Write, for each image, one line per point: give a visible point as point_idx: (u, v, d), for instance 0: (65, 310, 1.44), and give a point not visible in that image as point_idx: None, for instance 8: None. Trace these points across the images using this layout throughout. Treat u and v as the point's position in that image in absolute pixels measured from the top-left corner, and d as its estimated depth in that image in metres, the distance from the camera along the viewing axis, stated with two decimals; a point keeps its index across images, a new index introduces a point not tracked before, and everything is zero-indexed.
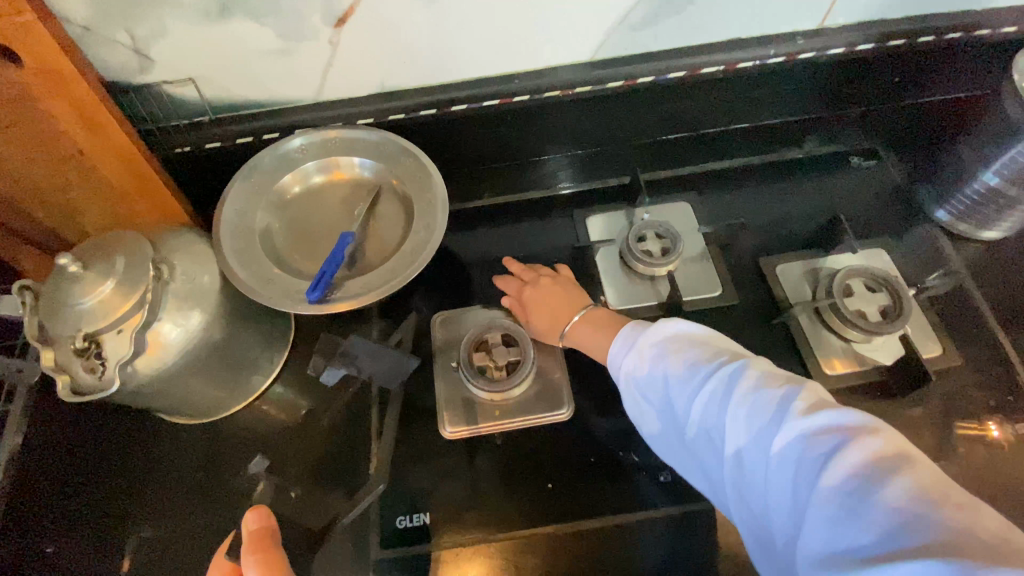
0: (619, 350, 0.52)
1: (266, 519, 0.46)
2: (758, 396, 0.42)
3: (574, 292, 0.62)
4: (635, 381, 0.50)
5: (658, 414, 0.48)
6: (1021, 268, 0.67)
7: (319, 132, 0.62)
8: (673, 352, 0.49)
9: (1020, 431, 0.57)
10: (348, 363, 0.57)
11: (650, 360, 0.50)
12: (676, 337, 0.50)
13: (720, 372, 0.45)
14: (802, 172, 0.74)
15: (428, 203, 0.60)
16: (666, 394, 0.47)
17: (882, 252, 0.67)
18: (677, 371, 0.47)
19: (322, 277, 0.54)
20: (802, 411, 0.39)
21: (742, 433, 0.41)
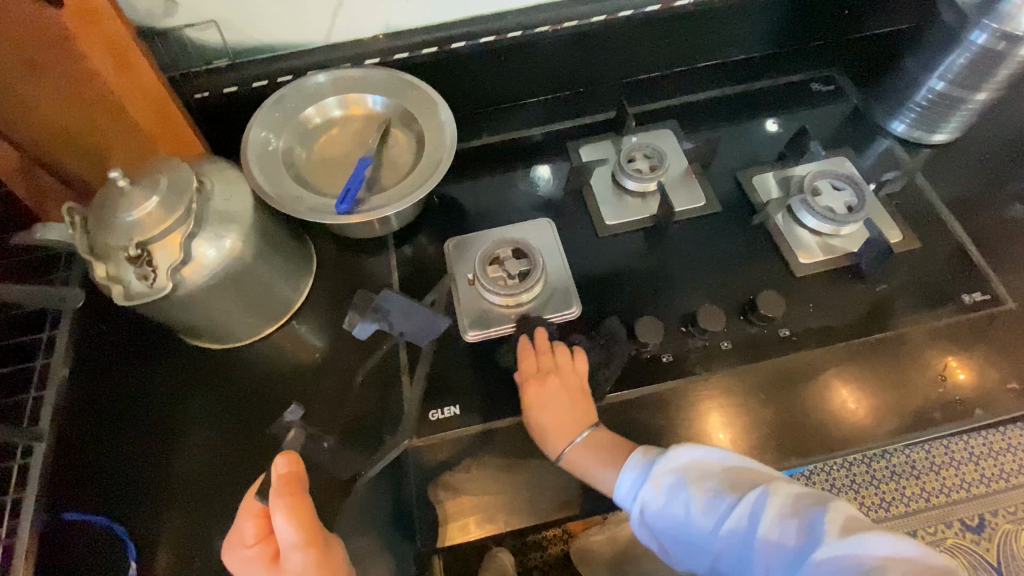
0: (631, 484, 0.53)
1: (294, 465, 0.51)
2: (783, 528, 0.45)
3: (583, 404, 0.59)
4: (655, 516, 0.52)
5: (680, 542, 0.51)
6: (969, 165, 0.75)
7: (335, 70, 0.66)
8: (690, 483, 0.51)
9: (972, 300, 0.65)
10: (382, 318, 0.63)
11: (667, 495, 0.51)
12: (688, 466, 0.52)
13: (744, 506, 0.48)
14: (771, 101, 0.81)
15: (438, 129, 0.65)
16: (692, 527, 0.50)
17: (844, 160, 0.74)
18: (699, 505, 0.50)
19: (349, 192, 0.60)
20: (830, 539, 0.43)
21: (780, 564, 0.45)
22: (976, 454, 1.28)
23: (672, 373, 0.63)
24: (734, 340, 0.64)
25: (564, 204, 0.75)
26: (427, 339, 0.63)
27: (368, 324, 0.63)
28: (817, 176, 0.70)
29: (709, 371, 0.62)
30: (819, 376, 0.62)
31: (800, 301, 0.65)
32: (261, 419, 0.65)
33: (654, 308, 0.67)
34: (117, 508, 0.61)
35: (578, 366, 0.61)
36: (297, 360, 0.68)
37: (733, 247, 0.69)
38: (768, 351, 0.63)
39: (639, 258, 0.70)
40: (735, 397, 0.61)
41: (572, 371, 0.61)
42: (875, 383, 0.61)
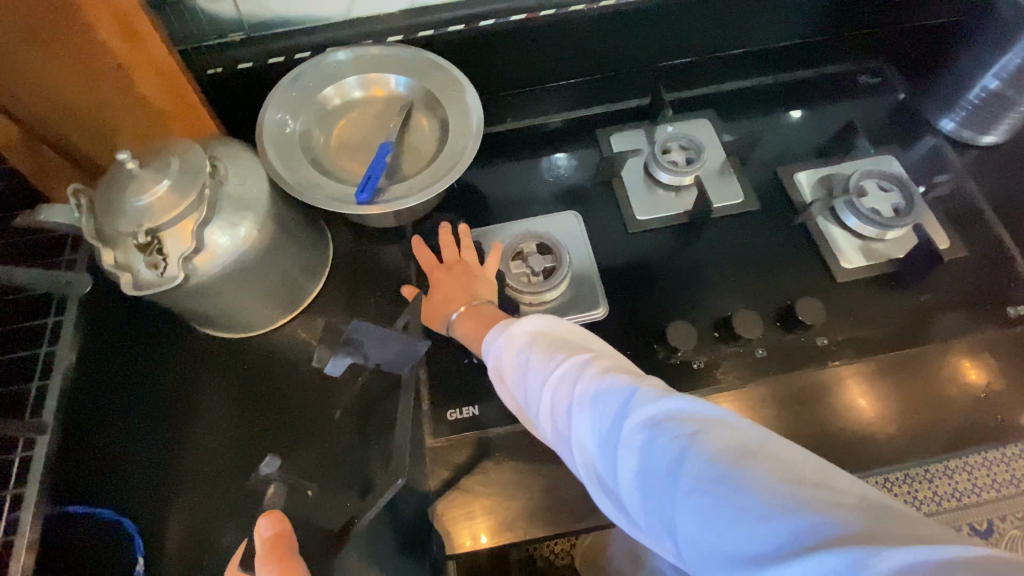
0: (489, 350, 0.50)
1: (280, 524, 0.47)
2: (606, 389, 0.39)
3: (483, 288, 0.61)
4: (501, 375, 0.48)
5: (521, 406, 0.47)
6: (1021, 168, 0.71)
7: (356, 48, 0.62)
8: (535, 343, 0.46)
9: (1020, 312, 0.61)
10: (354, 351, 0.53)
11: (512, 352, 0.47)
12: (540, 336, 0.47)
13: (572, 365, 0.43)
14: (813, 92, 0.77)
15: (463, 114, 0.61)
16: (527, 387, 0.45)
17: (892, 158, 0.70)
18: (538, 367, 0.45)
19: (368, 180, 0.56)
20: (651, 397, 0.36)
21: (591, 423, 0.39)
22: (991, 461, 1.26)
23: (701, 378, 0.60)
24: (767, 347, 0.61)
25: (591, 196, 0.71)
26: (408, 366, 0.56)
27: (341, 358, 0.53)
28: (863, 175, 0.66)
29: (741, 378, 0.60)
30: (855, 387, 0.59)
31: (839, 308, 0.62)
32: (276, 412, 0.63)
33: (683, 310, 0.64)
34: (127, 500, 0.59)
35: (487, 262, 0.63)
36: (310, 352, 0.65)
37: (767, 248, 0.66)
38: (802, 360, 0.60)
39: (669, 256, 0.67)
40: (766, 406, 0.58)
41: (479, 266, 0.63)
42: (913, 397, 0.59)
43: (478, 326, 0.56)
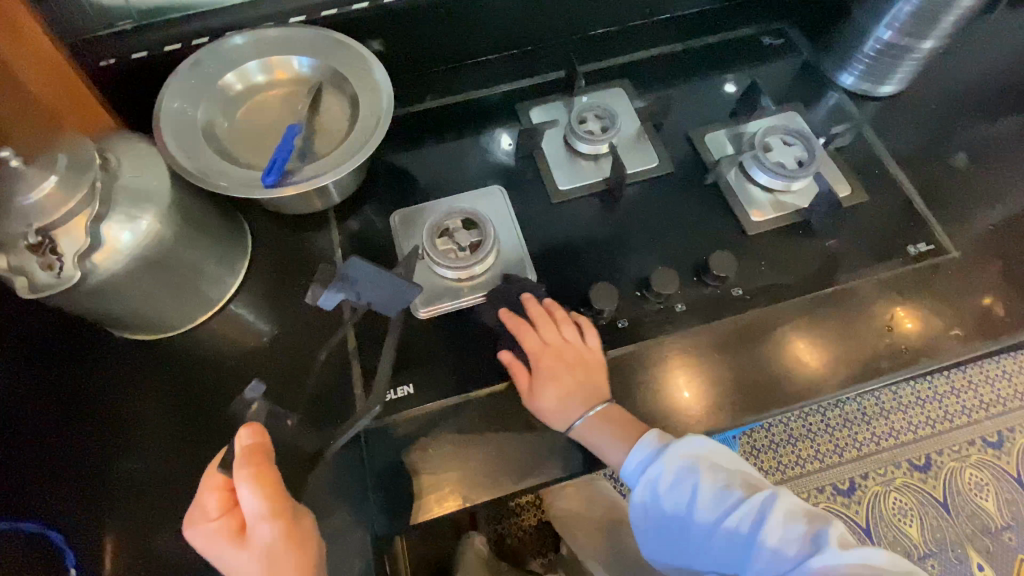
0: (643, 464, 0.54)
1: (260, 437, 0.48)
2: (784, 529, 0.49)
3: (599, 378, 0.59)
4: (658, 493, 0.54)
5: (666, 522, 0.55)
6: (913, 116, 0.75)
7: (255, 31, 0.61)
8: (702, 470, 0.53)
9: (917, 250, 0.65)
10: (348, 287, 0.55)
11: (679, 476, 0.54)
12: (704, 456, 0.54)
13: (748, 500, 0.52)
14: (721, 56, 0.80)
15: (372, 92, 0.60)
16: (694, 512, 0.53)
17: (795, 114, 0.73)
18: (709, 493, 0.53)
19: (276, 163, 0.55)
20: (836, 545, 0.47)
21: (769, 560, 0.49)
22: (922, 400, 1.40)
23: (628, 337, 0.62)
24: (688, 302, 0.63)
25: (514, 170, 0.72)
26: (399, 310, 0.56)
27: (334, 292, 0.54)
28: (769, 132, 0.69)
29: (666, 334, 0.62)
30: (774, 334, 0.62)
31: (753, 259, 0.65)
32: (212, 414, 0.62)
33: (608, 274, 0.65)
34: (48, 508, 0.54)
35: (590, 340, 0.60)
36: (238, 346, 0.64)
37: (685, 209, 0.68)
38: (722, 311, 0.63)
39: (592, 222, 0.69)
40: (691, 358, 0.61)
41: (587, 346, 0.60)
42: (828, 337, 0.62)
43: (619, 438, 0.56)
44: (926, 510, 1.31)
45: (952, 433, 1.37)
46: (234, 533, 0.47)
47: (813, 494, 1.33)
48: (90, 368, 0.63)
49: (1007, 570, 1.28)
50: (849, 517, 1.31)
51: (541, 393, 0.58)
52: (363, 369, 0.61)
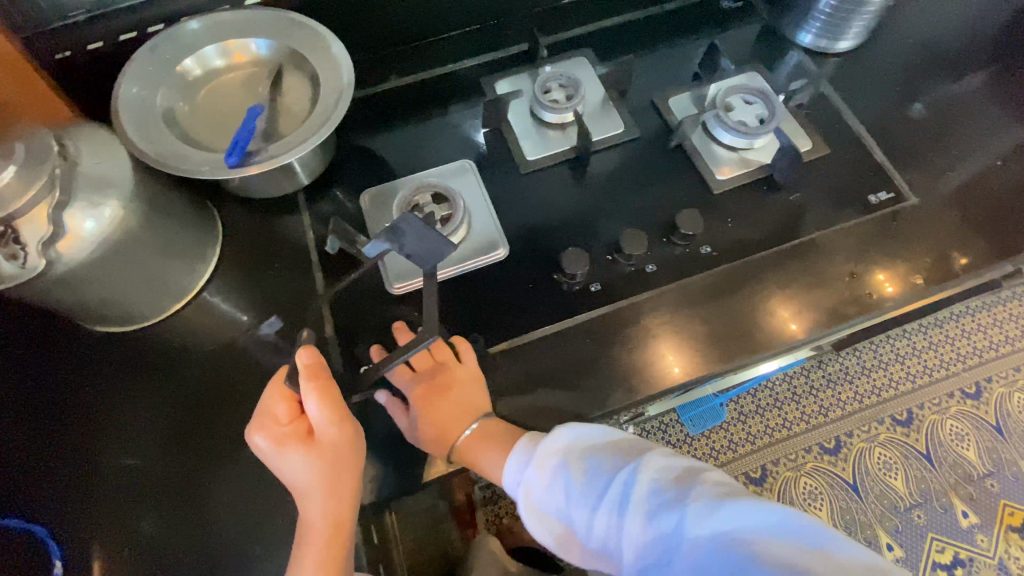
0: (517, 469, 0.55)
1: (317, 356, 0.51)
2: (658, 499, 0.48)
3: (473, 393, 0.59)
4: (535, 496, 0.54)
5: (560, 525, 0.54)
6: (871, 70, 0.77)
7: (210, 14, 0.60)
8: (571, 464, 0.54)
9: (877, 199, 0.67)
10: (392, 238, 0.53)
11: (552, 472, 0.54)
12: (572, 448, 0.54)
13: (618, 478, 0.51)
14: (684, 18, 0.80)
15: (333, 69, 0.60)
16: (574, 505, 0.52)
17: (756, 73, 0.74)
18: (580, 483, 0.52)
19: (238, 144, 0.55)
20: (705, 505, 0.45)
21: (650, 535, 0.47)
22: (901, 357, 1.43)
23: (601, 299, 0.63)
24: (658, 263, 0.64)
25: (482, 144, 0.73)
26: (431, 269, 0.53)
27: (379, 241, 0.53)
28: (730, 91, 0.70)
29: (638, 294, 0.63)
30: (744, 288, 0.63)
31: (719, 217, 0.66)
32: (197, 407, 0.61)
33: (579, 240, 0.66)
34: (27, 505, 0.55)
35: (464, 358, 0.60)
36: (216, 332, 0.64)
37: (652, 173, 0.69)
38: (691, 269, 0.64)
39: (561, 190, 0.69)
40: (664, 316, 0.62)
41: (456, 366, 0.60)
42: (795, 288, 0.63)
43: (492, 456, 0.58)
44: (911, 462, 1.34)
45: (933, 387, 1.41)
46: (302, 438, 0.52)
47: (801, 454, 1.36)
48: (69, 371, 0.62)
49: (990, 515, 1.32)
50: (837, 474, 1.34)
51: (430, 419, 0.59)
52: (341, 347, 0.62)
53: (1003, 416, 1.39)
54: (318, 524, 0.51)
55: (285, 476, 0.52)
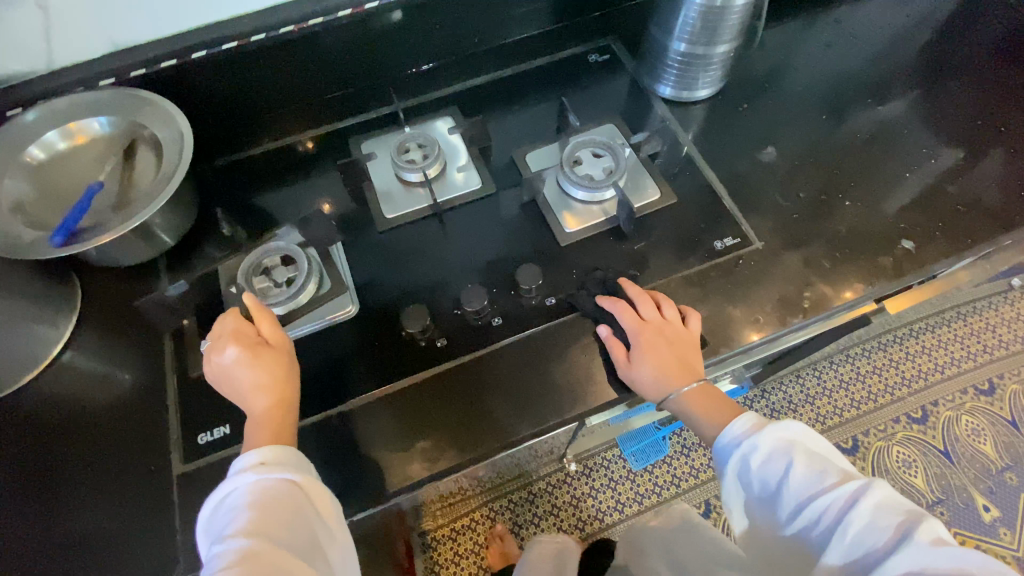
0: (733, 440, 0.57)
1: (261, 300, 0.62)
2: (874, 520, 0.46)
3: (694, 358, 0.61)
4: (746, 475, 0.55)
5: (756, 500, 0.55)
6: (726, 117, 0.79)
7: (53, 101, 0.64)
8: (794, 453, 0.53)
9: (722, 243, 0.68)
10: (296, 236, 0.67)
11: (770, 457, 0.54)
12: (795, 441, 0.54)
13: (838, 486, 0.49)
14: (550, 76, 0.84)
15: (173, 142, 0.63)
16: (778, 495, 0.52)
17: (612, 125, 0.77)
18: (795, 474, 0.52)
19: (66, 223, 0.57)
20: (922, 545, 0.43)
21: (843, 549, 0.46)
22: (845, 385, 1.42)
23: (445, 355, 0.63)
24: (504, 315, 0.65)
25: (346, 203, 0.75)
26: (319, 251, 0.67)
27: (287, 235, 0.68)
28: (579, 145, 0.72)
29: (480, 348, 0.63)
30: (585, 337, 0.63)
31: (566, 268, 0.68)
32: (36, 473, 0.61)
33: (429, 294, 0.68)
34: None
35: (691, 324, 0.62)
36: (68, 395, 0.65)
37: (505, 226, 0.72)
38: (535, 320, 0.65)
39: (417, 246, 0.71)
40: (504, 368, 0.62)
41: (685, 329, 0.61)
42: None
43: (715, 406, 0.60)
44: None
45: (876, 413, 1.39)
46: (263, 347, 0.57)
47: None
48: None
49: None
50: None
51: (667, 363, 0.60)
52: (181, 411, 0.61)
53: (951, 441, 1.36)
54: (266, 414, 0.54)
55: (244, 383, 0.55)
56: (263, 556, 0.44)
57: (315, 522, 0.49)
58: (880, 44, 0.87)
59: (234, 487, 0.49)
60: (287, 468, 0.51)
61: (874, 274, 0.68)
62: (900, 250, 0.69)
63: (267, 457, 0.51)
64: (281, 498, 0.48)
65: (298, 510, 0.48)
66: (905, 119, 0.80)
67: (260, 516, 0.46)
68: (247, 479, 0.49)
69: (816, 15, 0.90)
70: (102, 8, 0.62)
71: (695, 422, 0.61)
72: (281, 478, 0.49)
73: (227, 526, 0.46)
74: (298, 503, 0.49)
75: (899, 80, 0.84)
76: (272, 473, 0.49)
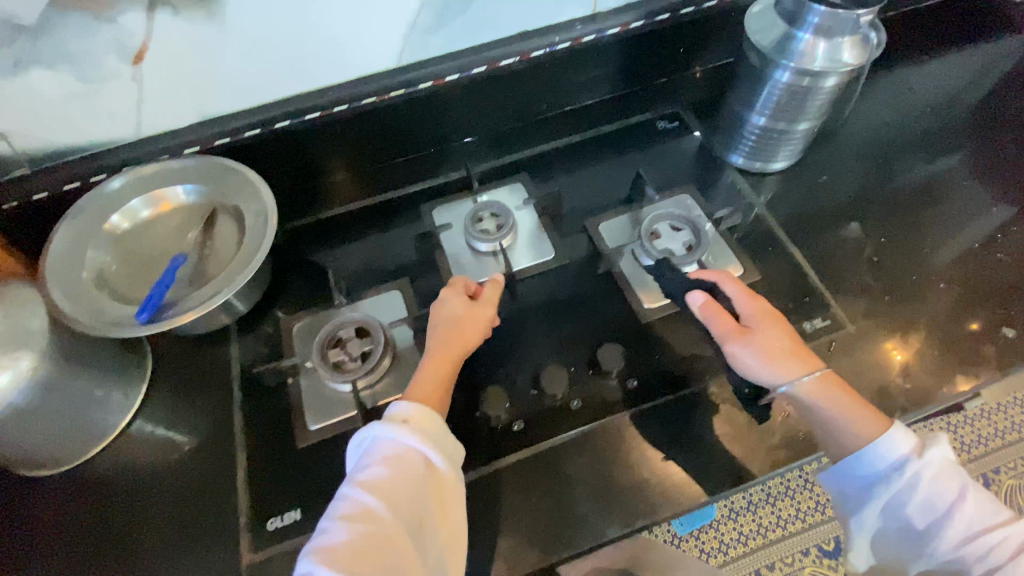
0: (898, 457, 0.52)
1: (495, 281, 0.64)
2: None
3: (806, 351, 0.57)
4: (905, 498, 0.51)
5: (903, 521, 0.51)
6: (803, 189, 0.77)
7: (138, 170, 0.64)
8: (961, 479, 0.51)
9: (811, 326, 0.66)
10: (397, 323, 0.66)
11: (941, 482, 0.50)
12: (955, 466, 0.52)
13: (1014, 525, 0.48)
14: (619, 143, 0.83)
15: (259, 213, 0.64)
16: (938, 527, 0.50)
17: (686, 195, 0.75)
18: (967, 505, 0.50)
19: (151, 300, 0.57)
20: None
21: None
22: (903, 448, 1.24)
23: (525, 440, 0.60)
24: (584, 398, 0.62)
25: (417, 270, 0.73)
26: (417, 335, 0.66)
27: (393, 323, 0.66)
28: (657, 219, 0.71)
29: (562, 434, 0.60)
30: (669, 425, 0.61)
31: (647, 347, 0.65)
32: (101, 554, 0.58)
33: (505, 371, 0.64)
34: None
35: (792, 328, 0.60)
36: (135, 468, 0.63)
37: (582, 299, 0.70)
38: (618, 403, 0.62)
39: None
40: (586, 458, 0.59)
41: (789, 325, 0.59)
42: (728, 429, 0.61)
43: (852, 406, 0.55)
44: None
45: None
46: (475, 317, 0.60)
47: (798, 557, 1.07)
48: None
49: None
50: None
51: (773, 342, 0.57)
52: (252, 493, 0.60)
53: None
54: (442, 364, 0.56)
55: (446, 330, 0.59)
56: (370, 539, 0.44)
57: (428, 507, 0.47)
58: (956, 116, 0.85)
59: (375, 437, 0.49)
60: (423, 436, 0.49)
61: (970, 365, 0.64)
62: (1000, 338, 0.66)
63: (408, 417, 0.50)
64: (407, 471, 0.47)
65: (413, 493, 0.46)
66: (987, 195, 0.77)
67: (386, 481, 0.46)
68: (386, 433, 0.49)
69: (885, 83, 0.88)
70: (196, 81, 0.62)
71: (832, 423, 0.55)
72: (409, 445, 0.48)
73: (357, 472, 0.48)
74: (418, 484, 0.47)
75: (981, 153, 0.81)
76: (409, 437, 0.48)
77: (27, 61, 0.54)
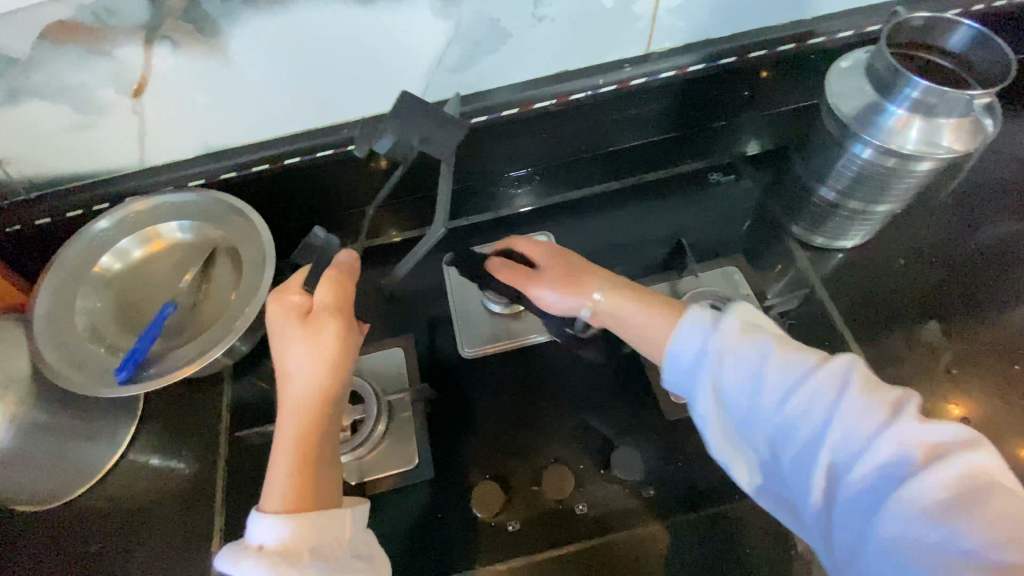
0: (684, 335, 0.47)
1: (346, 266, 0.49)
2: (867, 411, 0.39)
3: (584, 274, 0.55)
4: (715, 380, 0.45)
5: (734, 409, 0.45)
6: (873, 269, 0.67)
7: (126, 208, 0.61)
8: (754, 339, 0.45)
9: None
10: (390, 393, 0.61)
11: (743, 349, 0.45)
12: (756, 330, 0.46)
13: (811, 372, 0.42)
14: (663, 194, 0.74)
15: (256, 261, 0.60)
16: (759, 396, 0.43)
17: (735, 269, 0.66)
18: (763, 366, 0.43)
19: (132, 356, 0.55)
20: (928, 445, 0.37)
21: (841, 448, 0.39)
22: None
23: (520, 546, 0.54)
24: (590, 502, 0.56)
25: (425, 325, 0.67)
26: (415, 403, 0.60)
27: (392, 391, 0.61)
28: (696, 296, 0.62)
29: (563, 546, 0.53)
30: (680, 550, 0.53)
31: (668, 448, 0.58)
32: None
33: (504, 458, 0.59)
34: None
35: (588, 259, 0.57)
36: (112, 517, 0.59)
37: (600, 380, 0.62)
38: (628, 514, 0.55)
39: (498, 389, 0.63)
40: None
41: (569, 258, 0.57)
42: (751, 565, 0.52)
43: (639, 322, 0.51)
44: None
45: None
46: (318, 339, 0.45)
47: None
48: None
49: None
50: None
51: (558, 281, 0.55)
52: None
53: None
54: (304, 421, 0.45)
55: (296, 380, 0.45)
56: None
57: None
58: None
59: None
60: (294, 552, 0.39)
61: None
62: None
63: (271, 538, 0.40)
64: None
65: None
66: None
67: None
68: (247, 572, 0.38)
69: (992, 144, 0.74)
70: (200, 113, 0.58)
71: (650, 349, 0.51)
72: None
73: None
74: None
75: None
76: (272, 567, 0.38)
77: (21, 91, 0.51)
